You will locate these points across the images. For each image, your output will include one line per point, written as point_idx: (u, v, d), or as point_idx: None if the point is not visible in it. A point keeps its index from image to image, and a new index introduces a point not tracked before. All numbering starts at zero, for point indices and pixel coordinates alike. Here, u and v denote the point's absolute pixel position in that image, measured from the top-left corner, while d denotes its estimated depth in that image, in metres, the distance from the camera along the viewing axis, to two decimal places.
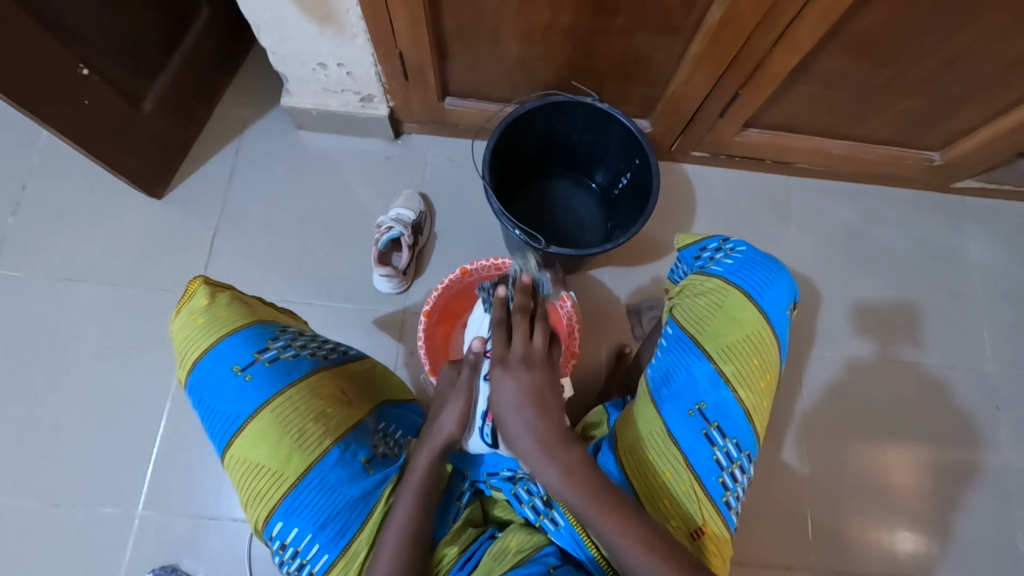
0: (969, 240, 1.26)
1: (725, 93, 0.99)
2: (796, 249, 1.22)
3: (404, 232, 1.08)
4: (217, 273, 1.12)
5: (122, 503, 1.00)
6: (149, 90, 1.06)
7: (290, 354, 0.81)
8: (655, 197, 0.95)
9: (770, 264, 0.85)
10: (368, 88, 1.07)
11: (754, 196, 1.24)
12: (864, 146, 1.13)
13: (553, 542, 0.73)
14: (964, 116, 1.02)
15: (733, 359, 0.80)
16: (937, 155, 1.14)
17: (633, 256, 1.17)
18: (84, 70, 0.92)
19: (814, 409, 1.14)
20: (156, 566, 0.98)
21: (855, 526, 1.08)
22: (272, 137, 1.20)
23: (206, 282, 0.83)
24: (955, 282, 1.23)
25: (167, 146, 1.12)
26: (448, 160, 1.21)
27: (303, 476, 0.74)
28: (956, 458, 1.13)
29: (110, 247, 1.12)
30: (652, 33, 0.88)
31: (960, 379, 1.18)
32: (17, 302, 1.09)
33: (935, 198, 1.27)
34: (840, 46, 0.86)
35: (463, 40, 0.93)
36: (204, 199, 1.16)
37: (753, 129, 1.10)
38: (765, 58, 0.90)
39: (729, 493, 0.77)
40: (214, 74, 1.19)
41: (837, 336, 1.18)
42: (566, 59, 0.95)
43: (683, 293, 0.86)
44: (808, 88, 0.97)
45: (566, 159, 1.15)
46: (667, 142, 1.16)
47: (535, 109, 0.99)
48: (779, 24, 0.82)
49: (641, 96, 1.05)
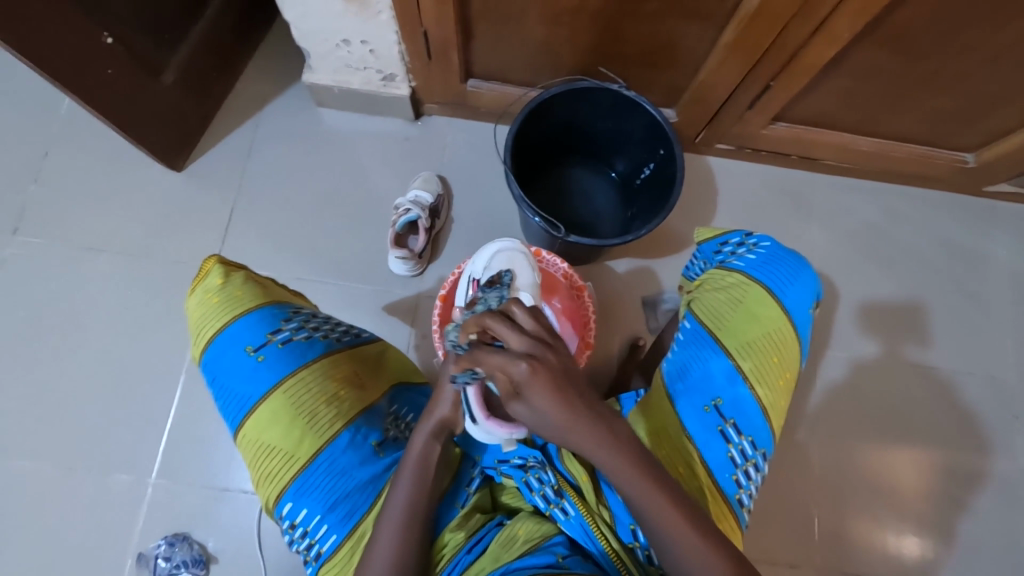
0: (997, 245, 1.23)
1: (755, 84, 0.96)
2: (818, 247, 1.20)
3: (421, 215, 1.07)
4: (233, 248, 1.12)
5: (135, 471, 1.02)
6: (171, 61, 1.05)
7: (302, 336, 0.81)
8: (678, 189, 0.93)
9: (794, 261, 0.84)
10: (390, 67, 1.05)
11: (778, 191, 1.22)
12: (896, 145, 1.10)
13: (563, 532, 0.73)
14: (1003, 117, 0.98)
15: (752, 356, 0.78)
16: (970, 157, 1.11)
17: (651, 248, 1.15)
18: (106, 39, 0.91)
19: (827, 410, 1.12)
20: (167, 535, 1.00)
21: (863, 529, 1.08)
22: (291, 113, 1.19)
23: (220, 262, 0.84)
24: (980, 288, 1.20)
25: (187, 118, 1.12)
26: (467, 142, 1.20)
27: (314, 458, 0.75)
28: (970, 466, 1.12)
29: (129, 218, 1.13)
30: (685, 18, 0.85)
31: (979, 387, 1.15)
32: (37, 269, 1.10)
33: (964, 201, 1.24)
34: (880, 39, 0.83)
35: (489, 20, 0.91)
36: (222, 173, 1.16)
37: (780, 123, 1.08)
38: (800, 49, 0.87)
39: (742, 490, 0.76)
40: (236, 46, 1.17)
41: (855, 337, 1.16)
42: (594, 43, 0.93)
43: (703, 287, 0.85)
44: (841, 83, 0.94)
45: (589, 147, 1.13)
46: (692, 132, 1.14)
47: (559, 95, 0.97)
48: (818, 14, 0.79)
49: (669, 83, 1.02)
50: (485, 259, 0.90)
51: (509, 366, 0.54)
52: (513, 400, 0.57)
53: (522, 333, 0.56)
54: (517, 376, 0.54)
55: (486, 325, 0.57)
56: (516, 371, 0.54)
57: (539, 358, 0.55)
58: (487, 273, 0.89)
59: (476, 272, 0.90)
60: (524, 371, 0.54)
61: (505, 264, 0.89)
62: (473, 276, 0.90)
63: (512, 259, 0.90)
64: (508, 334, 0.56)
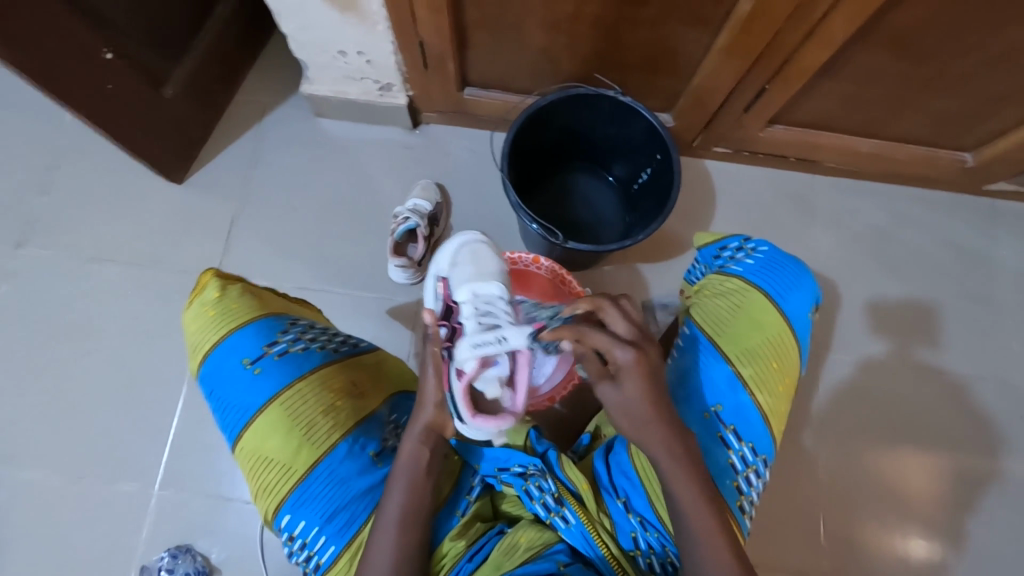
0: (999, 244, 1.22)
1: (751, 86, 0.96)
2: (819, 249, 1.20)
3: (421, 223, 1.07)
4: (234, 258, 1.13)
5: (139, 482, 1.02)
6: (171, 74, 1.06)
7: (300, 347, 0.81)
8: (676, 194, 0.93)
9: (793, 266, 0.84)
10: (388, 76, 1.06)
11: (777, 194, 1.22)
12: (894, 145, 1.10)
13: (564, 540, 0.72)
14: (1002, 116, 0.98)
15: (753, 362, 0.78)
16: (969, 156, 1.10)
17: (651, 253, 1.16)
18: (108, 53, 0.92)
19: (832, 412, 1.12)
20: (171, 547, 0.99)
21: (870, 532, 1.07)
22: (290, 123, 1.20)
23: (217, 275, 0.85)
24: (983, 287, 1.20)
25: (188, 130, 1.13)
26: (466, 150, 1.20)
27: (312, 469, 0.75)
28: (977, 467, 1.11)
29: (131, 230, 1.14)
30: (681, 24, 0.86)
31: (985, 387, 1.15)
32: (40, 282, 1.10)
33: (964, 201, 1.24)
34: (876, 41, 0.83)
35: (486, 29, 0.91)
36: (223, 184, 1.16)
37: (778, 125, 1.08)
38: (796, 52, 0.87)
39: (744, 497, 0.75)
40: (236, 59, 1.18)
41: (859, 339, 1.16)
42: (590, 50, 0.94)
43: (702, 292, 0.85)
44: (839, 84, 0.94)
45: (586, 152, 1.13)
46: (690, 136, 1.14)
47: (556, 102, 0.98)
48: (812, 17, 0.79)
49: (666, 89, 1.02)
50: (448, 256, 0.86)
51: (616, 348, 0.63)
52: (605, 380, 0.66)
53: (629, 322, 0.65)
54: (619, 360, 0.64)
55: (600, 307, 0.65)
56: (621, 356, 0.63)
57: (642, 349, 0.64)
58: (452, 271, 0.84)
59: (442, 270, 0.85)
60: (629, 356, 0.64)
61: (469, 257, 0.85)
62: (442, 275, 0.85)
63: (475, 250, 0.85)
64: (617, 320, 0.65)
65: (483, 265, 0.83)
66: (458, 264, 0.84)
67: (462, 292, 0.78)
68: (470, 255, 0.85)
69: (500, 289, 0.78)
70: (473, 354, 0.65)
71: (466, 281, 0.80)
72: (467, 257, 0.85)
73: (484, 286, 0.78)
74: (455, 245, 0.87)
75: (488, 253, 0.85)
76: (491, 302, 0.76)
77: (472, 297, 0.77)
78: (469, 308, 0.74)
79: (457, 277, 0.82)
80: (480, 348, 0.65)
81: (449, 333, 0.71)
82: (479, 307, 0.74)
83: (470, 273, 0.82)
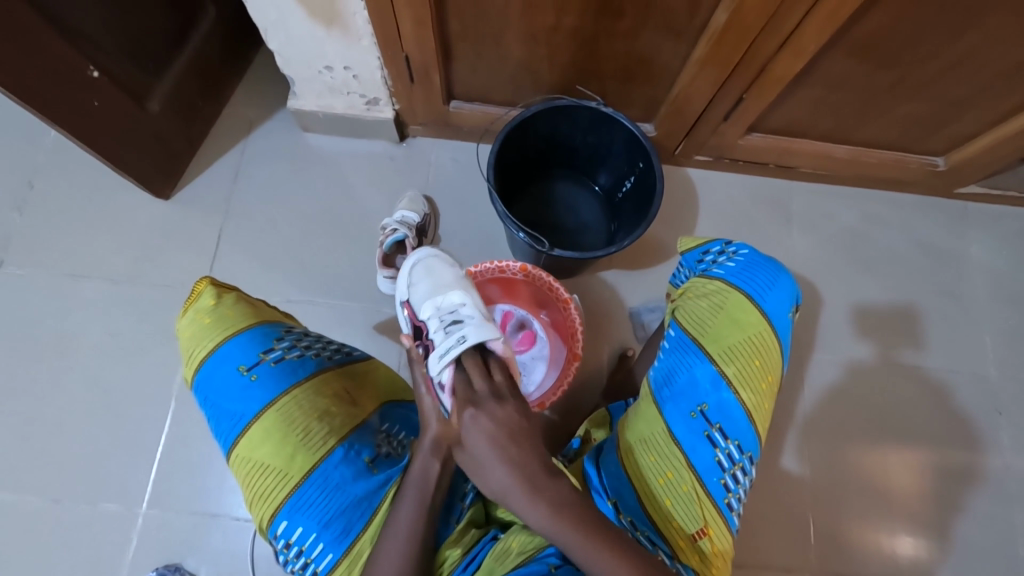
0: (971, 244, 1.26)
1: (728, 96, 0.99)
2: (798, 252, 1.22)
3: (408, 235, 1.08)
4: (221, 271, 1.13)
5: (125, 501, 1.01)
6: (156, 90, 1.07)
7: (294, 355, 0.82)
8: (658, 200, 0.95)
9: (771, 267, 0.86)
10: (373, 90, 1.08)
11: (757, 200, 1.25)
12: (868, 151, 1.13)
13: (556, 542, 0.70)
14: (969, 120, 1.02)
15: (735, 361, 0.80)
16: (939, 161, 1.15)
17: (636, 259, 1.18)
18: (92, 71, 0.93)
19: (817, 413, 1.14)
20: (158, 566, 0.98)
21: (857, 530, 1.08)
22: (277, 137, 1.21)
23: (211, 282, 0.85)
24: (957, 286, 1.23)
25: (173, 145, 1.13)
26: (452, 162, 1.22)
27: (308, 475, 0.75)
28: (959, 462, 1.13)
29: (115, 245, 1.13)
30: (657, 35, 0.89)
31: (963, 384, 1.18)
32: (23, 300, 1.10)
33: (937, 203, 1.28)
34: (844, 49, 0.87)
35: (469, 42, 0.94)
36: (210, 198, 1.17)
37: (755, 133, 1.11)
38: (769, 61, 0.90)
39: (731, 494, 0.77)
40: (221, 75, 1.20)
41: (841, 339, 1.18)
42: (570, 61, 0.96)
43: (685, 295, 0.87)
44: (812, 92, 0.98)
45: (571, 161, 1.15)
46: (671, 144, 1.17)
47: (540, 112, 1.00)
48: (783, 27, 0.82)
49: (646, 98, 1.05)
50: (404, 278, 0.88)
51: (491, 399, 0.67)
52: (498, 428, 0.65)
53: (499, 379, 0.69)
54: None
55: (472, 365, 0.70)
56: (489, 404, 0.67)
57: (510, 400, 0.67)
58: (411, 291, 0.85)
59: (403, 292, 0.87)
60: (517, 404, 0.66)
61: (424, 274, 0.86)
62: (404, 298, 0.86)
63: (427, 265, 0.86)
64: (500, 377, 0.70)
65: (437, 276, 0.84)
66: (415, 283, 0.85)
67: (425, 309, 0.80)
68: (423, 271, 0.86)
69: (460, 296, 0.79)
70: (444, 365, 0.70)
71: (426, 298, 0.82)
72: (421, 275, 0.85)
73: (443, 298, 0.80)
74: (404, 267, 0.89)
75: (442, 264, 0.86)
76: (454, 309, 0.78)
77: (435, 311, 0.79)
78: (435, 322, 0.77)
79: (416, 296, 0.84)
80: (448, 356, 0.70)
81: (423, 350, 0.77)
82: (443, 318, 0.77)
83: (427, 289, 0.83)
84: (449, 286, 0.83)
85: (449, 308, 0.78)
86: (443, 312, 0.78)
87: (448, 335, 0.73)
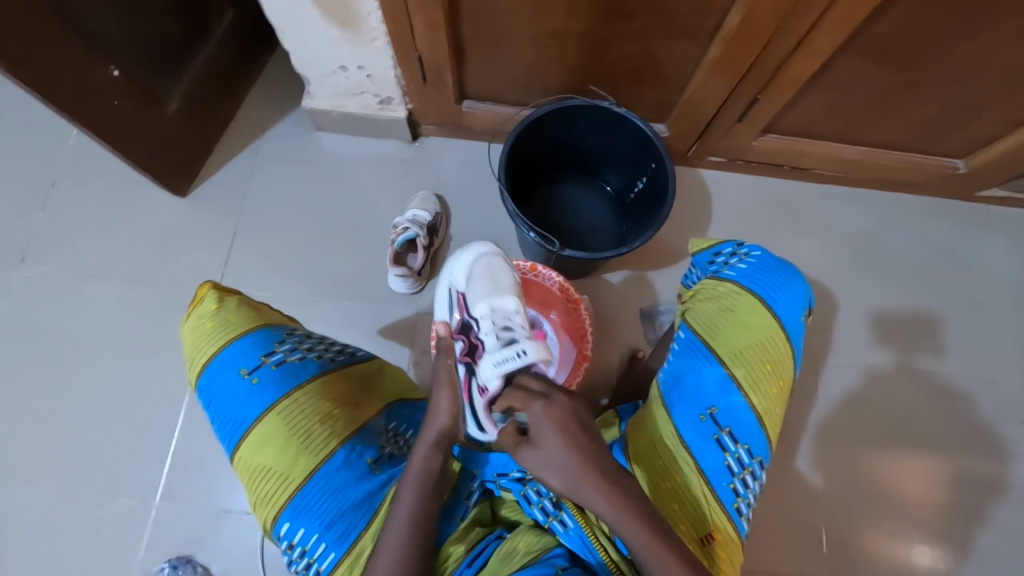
0: (993, 249, 1.23)
1: (742, 97, 0.98)
2: (814, 256, 1.21)
3: (420, 233, 1.08)
4: (236, 269, 1.14)
5: (139, 494, 1.03)
6: (173, 91, 1.09)
7: (296, 357, 0.82)
8: (670, 200, 0.94)
9: (784, 270, 0.85)
10: (386, 91, 1.08)
11: (771, 202, 1.23)
12: (886, 153, 1.11)
13: (563, 544, 0.72)
14: (990, 123, 0.99)
15: (745, 364, 0.79)
16: (959, 163, 1.12)
17: (647, 260, 1.17)
18: (111, 71, 0.94)
19: (831, 420, 1.12)
20: (171, 558, 1.00)
21: (872, 539, 1.06)
22: (292, 137, 1.22)
23: (213, 287, 0.86)
24: (977, 292, 1.21)
25: (190, 144, 1.15)
26: (464, 162, 1.22)
27: (309, 477, 0.75)
28: (978, 472, 1.11)
29: (133, 243, 1.15)
30: (670, 37, 0.88)
31: (983, 392, 1.15)
32: (42, 296, 1.12)
33: (957, 207, 1.25)
34: (861, 51, 0.85)
35: (481, 44, 0.94)
36: (225, 197, 1.19)
37: (770, 134, 1.09)
38: (784, 62, 0.89)
39: (740, 499, 0.76)
40: (237, 76, 1.21)
41: (856, 345, 1.16)
42: (583, 62, 0.96)
43: (696, 297, 0.86)
44: (828, 94, 0.96)
45: (582, 162, 1.15)
46: (683, 146, 1.16)
47: (551, 113, 0.99)
48: (798, 28, 0.81)
49: (659, 100, 1.04)
50: (465, 268, 0.89)
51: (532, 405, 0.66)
52: None
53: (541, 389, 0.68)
54: None
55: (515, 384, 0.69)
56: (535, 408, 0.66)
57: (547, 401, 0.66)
58: (468, 284, 0.86)
59: (460, 282, 0.89)
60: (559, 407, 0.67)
61: (483, 271, 0.86)
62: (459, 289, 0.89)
63: (489, 264, 0.87)
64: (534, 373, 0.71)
65: (496, 277, 0.85)
66: (474, 277, 0.86)
67: (480, 306, 0.81)
68: (485, 267, 0.87)
69: (516, 304, 0.80)
70: (495, 373, 0.71)
71: (482, 296, 0.82)
72: (482, 271, 0.86)
73: (500, 301, 0.80)
74: (459, 256, 0.92)
75: (503, 266, 0.87)
76: (508, 317, 0.79)
77: (490, 312, 0.79)
78: (488, 323, 0.78)
79: (473, 291, 0.85)
80: (501, 366, 0.71)
81: (468, 348, 0.79)
82: (497, 323, 0.78)
83: (486, 287, 0.83)
84: (505, 290, 0.83)
85: (503, 313, 0.79)
86: (497, 316, 0.79)
87: (503, 344, 0.74)
